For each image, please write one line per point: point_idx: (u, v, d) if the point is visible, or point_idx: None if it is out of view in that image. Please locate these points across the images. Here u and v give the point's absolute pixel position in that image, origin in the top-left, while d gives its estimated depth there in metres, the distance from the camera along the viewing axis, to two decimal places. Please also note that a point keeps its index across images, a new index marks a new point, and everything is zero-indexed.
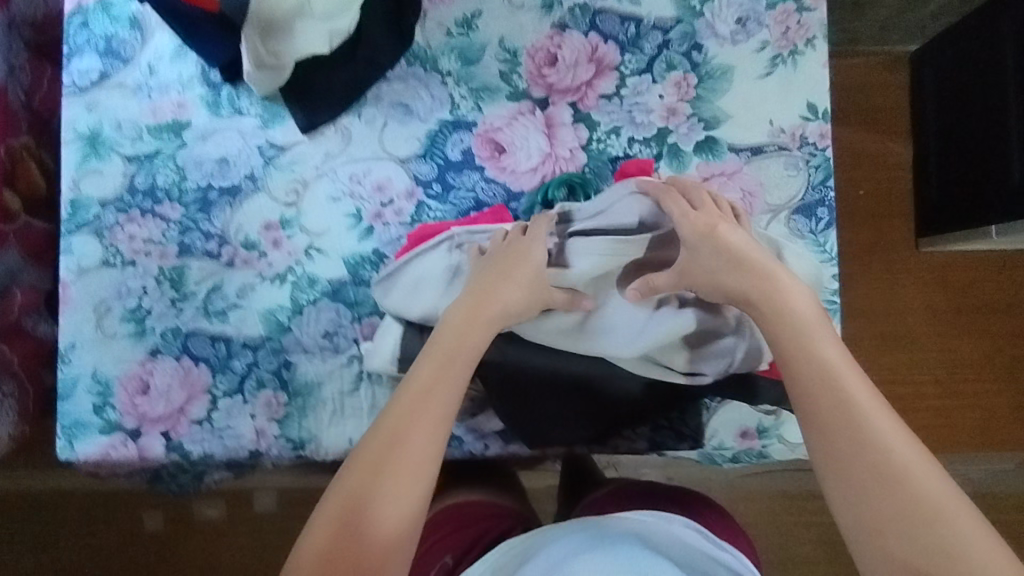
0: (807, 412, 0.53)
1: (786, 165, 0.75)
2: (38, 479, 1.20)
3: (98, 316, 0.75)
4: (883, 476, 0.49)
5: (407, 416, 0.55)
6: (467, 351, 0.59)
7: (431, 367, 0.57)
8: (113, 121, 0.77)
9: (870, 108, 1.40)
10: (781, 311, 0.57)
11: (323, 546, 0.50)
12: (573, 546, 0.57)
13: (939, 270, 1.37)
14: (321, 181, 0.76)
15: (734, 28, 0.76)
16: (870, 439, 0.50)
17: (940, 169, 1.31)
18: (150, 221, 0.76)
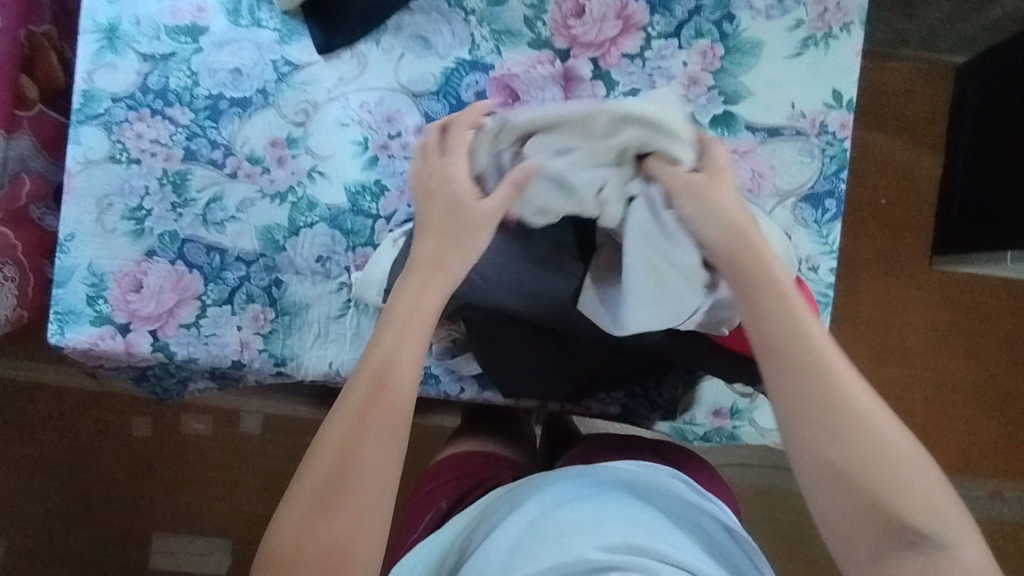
0: (793, 397, 0.49)
1: (801, 151, 0.73)
2: (34, 369, 1.24)
3: (100, 210, 0.76)
4: (865, 459, 0.47)
5: (374, 382, 0.52)
6: (427, 313, 0.55)
7: (391, 332, 0.54)
8: (132, 16, 0.76)
9: (903, 114, 1.36)
10: (774, 286, 0.52)
11: (301, 523, 0.49)
12: (556, 502, 0.56)
13: (947, 289, 1.36)
14: (331, 105, 0.76)
15: (770, 2, 0.73)
16: (860, 419, 0.48)
17: (966, 184, 1.29)
18: (158, 122, 0.76)
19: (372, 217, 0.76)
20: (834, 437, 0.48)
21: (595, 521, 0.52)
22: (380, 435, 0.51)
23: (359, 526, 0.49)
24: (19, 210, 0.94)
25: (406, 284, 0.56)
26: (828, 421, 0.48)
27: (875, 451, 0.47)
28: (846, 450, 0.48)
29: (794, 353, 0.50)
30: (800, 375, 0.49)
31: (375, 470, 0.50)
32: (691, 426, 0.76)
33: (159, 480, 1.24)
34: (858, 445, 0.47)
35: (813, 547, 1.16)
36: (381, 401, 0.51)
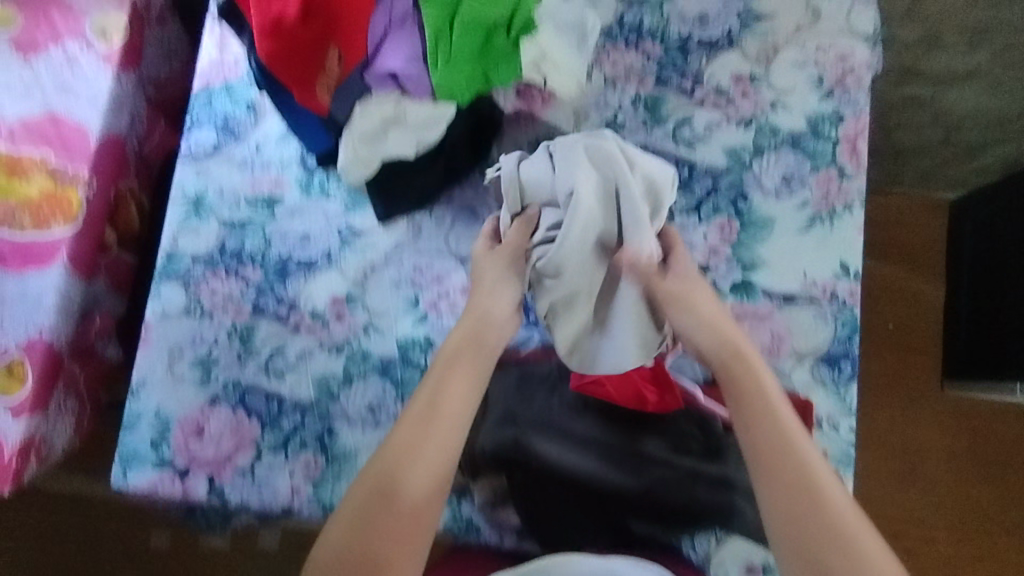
0: (770, 486, 0.62)
1: (815, 316, 0.80)
2: (70, 487, 1.26)
3: (171, 359, 0.83)
4: (801, 505, 0.60)
5: (411, 433, 0.65)
6: (477, 356, 0.70)
7: (439, 378, 0.68)
8: (217, 188, 0.87)
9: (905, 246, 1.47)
10: (755, 381, 0.67)
11: (349, 523, 0.61)
12: None
13: (957, 414, 1.42)
14: (388, 267, 0.84)
15: (779, 185, 0.83)
16: (805, 473, 0.61)
17: (973, 311, 1.35)
18: (231, 280, 0.85)
19: (420, 368, 0.82)
20: (778, 483, 0.61)
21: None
22: (416, 474, 0.63)
23: (394, 546, 0.61)
24: (88, 344, 1.01)
25: (446, 347, 0.70)
26: (775, 474, 0.62)
27: (814, 498, 0.60)
28: (786, 494, 0.61)
29: (761, 418, 0.64)
30: (763, 436, 0.64)
31: (408, 505, 0.62)
32: None
33: None
34: (795, 493, 0.60)
35: None
36: (421, 451, 0.64)
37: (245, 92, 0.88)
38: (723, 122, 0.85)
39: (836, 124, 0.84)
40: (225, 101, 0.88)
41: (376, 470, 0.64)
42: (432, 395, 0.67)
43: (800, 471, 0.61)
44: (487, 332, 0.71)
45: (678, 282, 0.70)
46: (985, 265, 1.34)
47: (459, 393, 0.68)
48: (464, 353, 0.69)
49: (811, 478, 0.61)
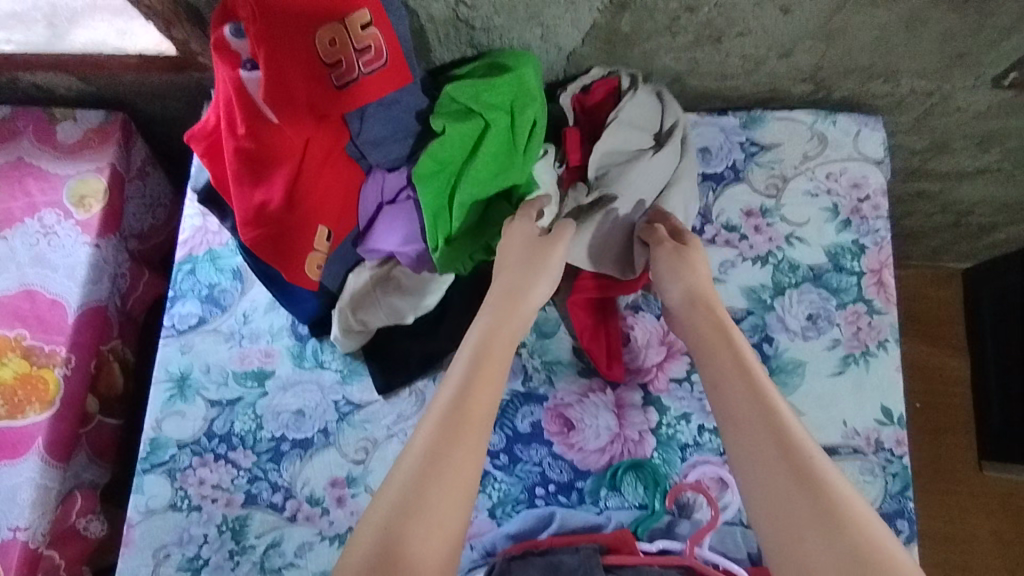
0: (762, 474, 0.51)
1: (861, 470, 0.73)
2: None
3: (156, 562, 0.75)
4: (802, 511, 0.48)
5: (429, 464, 0.53)
6: (501, 357, 0.62)
7: (458, 386, 0.58)
8: (203, 364, 0.81)
9: (929, 321, 1.43)
10: (743, 367, 0.59)
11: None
12: None
13: (1004, 498, 1.33)
14: (391, 441, 0.78)
15: (805, 324, 0.78)
16: (809, 476, 0.50)
17: (1003, 391, 1.30)
18: (221, 466, 0.78)
19: None
20: (772, 486, 0.50)
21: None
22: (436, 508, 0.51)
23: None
24: (68, 527, 0.93)
25: (464, 365, 0.61)
26: (770, 474, 0.51)
27: (824, 506, 0.48)
28: (786, 502, 0.49)
29: (751, 415, 0.55)
30: (752, 434, 0.54)
31: (427, 562, 0.48)
32: None
33: None
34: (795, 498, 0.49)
35: None
36: (432, 485, 0.52)
37: (231, 259, 0.85)
38: (738, 259, 0.81)
39: (858, 256, 0.80)
40: (210, 269, 0.84)
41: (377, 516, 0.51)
42: (455, 406, 0.56)
43: (801, 471, 0.50)
44: (506, 340, 0.63)
45: (676, 255, 0.69)
46: (1004, 342, 1.31)
47: (483, 413, 0.57)
48: (486, 363, 0.60)
49: (820, 487, 0.49)
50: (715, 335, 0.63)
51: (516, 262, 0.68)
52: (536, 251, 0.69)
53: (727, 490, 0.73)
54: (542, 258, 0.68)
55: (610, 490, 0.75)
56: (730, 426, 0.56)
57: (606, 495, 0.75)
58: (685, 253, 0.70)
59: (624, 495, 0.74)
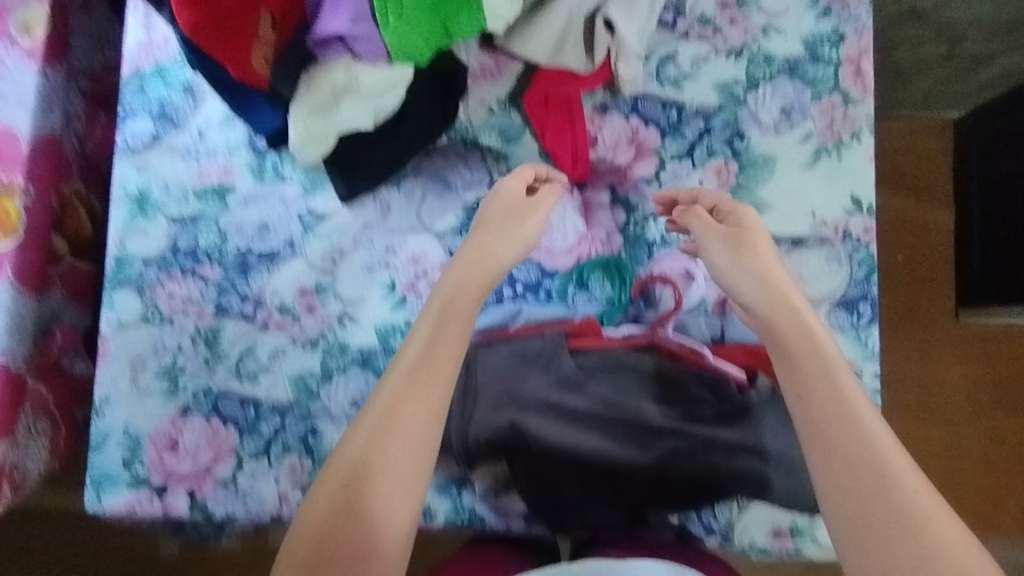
0: (813, 421, 0.56)
1: (827, 258, 0.74)
2: (76, 503, 1.26)
3: (133, 371, 0.77)
4: (893, 534, 0.51)
5: (381, 428, 0.57)
6: (462, 316, 0.63)
7: (420, 348, 0.61)
8: (161, 182, 0.78)
9: (914, 176, 1.27)
10: (795, 315, 0.60)
11: (319, 520, 0.54)
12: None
13: (980, 343, 1.25)
14: (358, 251, 0.77)
15: (778, 118, 0.75)
16: (897, 498, 0.52)
17: (984, 243, 1.19)
18: (189, 281, 0.78)
19: None
20: (849, 486, 0.53)
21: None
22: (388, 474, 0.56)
23: (366, 552, 0.53)
24: (53, 360, 0.96)
25: (424, 324, 0.62)
26: (856, 497, 0.53)
27: (880, 485, 0.53)
28: (846, 481, 0.53)
29: (837, 426, 0.55)
30: (839, 448, 0.55)
31: (382, 505, 0.55)
32: (751, 550, 0.72)
33: None
34: (885, 518, 0.51)
35: None
36: (390, 444, 0.57)
37: (179, 73, 0.79)
38: (711, 54, 0.76)
39: (836, 45, 0.76)
40: (159, 85, 0.79)
41: (335, 475, 0.56)
42: (416, 368, 0.60)
43: (891, 491, 0.52)
44: (473, 298, 0.64)
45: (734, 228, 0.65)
46: (993, 192, 1.17)
47: (442, 377, 0.60)
48: (448, 327, 0.62)
49: (875, 451, 0.54)
50: (789, 322, 0.60)
51: (496, 220, 0.67)
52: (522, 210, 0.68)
53: (693, 283, 0.73)
54: (521, 220, 0.67)
55: (578, 289, 0.75)
56: (784, 374, 0.59)
57: (574, 294, 0.75)
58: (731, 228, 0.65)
59: (591, 292, 0.75)
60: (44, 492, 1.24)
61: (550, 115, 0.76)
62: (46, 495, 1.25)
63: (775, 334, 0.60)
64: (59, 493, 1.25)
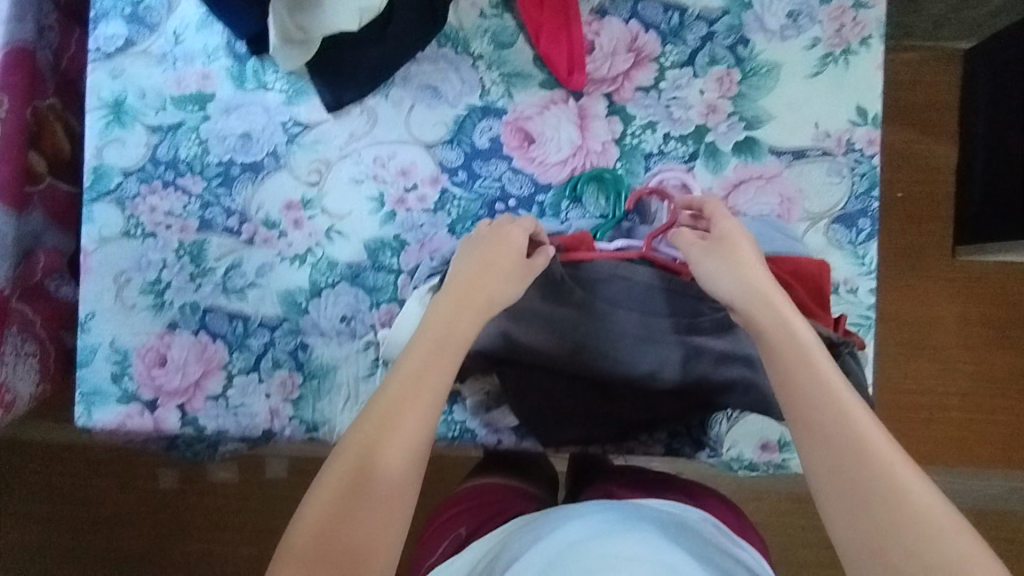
0: (791, 409, 0.48)
1: (828, 172, 0.71)
2: (75, 432, 1.28)
3: (118, 286, 0.75)
4: (892, 527, 0.41)
5: (397, 417, 0.50)
6: (458, 338, 0.56)
7: (425, 351, 0.54)
8: (137, 89, 0.75)
9: (918, 110, 1.23)
10: (764, 297, 0.54)
11: (319, 526, 0.46)
12: (593, 528, 0.58)
13: (974, 282, 1.23)
14: (344, 163, 0.75)
15: (784, 22, 0.72)
16: (893, 486, 0.42)
17: (986, 176, 1.16)
18: (171, 194, 0.75)
19: (393, 272, 0.74)
20: (827, 478, 0.45)
21: (623, 549, 0.53)
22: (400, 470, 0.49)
23: (367, 555, 0.46)
24: (37, 283, 0.94)
25: (444, 306, 0.58)
26: (848, 488, 0.44)
27: (867, 473, 0.43)
28: (829, 473, 0.45)
29: (820, 413, 0.47)
30: (826, 438, 0.46)
31: (382, 507, 0.47)
32: (739, 463, 0.73)
33: (195, 530, 1.28)
34: (879, 511, 0.42)
35: None
36: (392, 447, 0.49)
37: None
38: None
39: None
40: None
41: (347, 466, 0.48)
42: (418, 370, 0.53)
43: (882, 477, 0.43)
44: (467, 326, 0.57)
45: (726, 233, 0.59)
46: (998, 125, 1.14)
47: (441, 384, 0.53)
48: (449, 343, 0.55)
49: (859, 439, 0.45)
50: (768, 318, 0.53)
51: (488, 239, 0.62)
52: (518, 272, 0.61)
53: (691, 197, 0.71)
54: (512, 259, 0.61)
55: (572, 203, 0.73)
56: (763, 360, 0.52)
57: (568, 207, 0.73)
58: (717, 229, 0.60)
59: (585, 206, 0.73)
60: (44, 420, 1.26)
61: (544, 21, 0.72)
62: (46, 423, 1.27)
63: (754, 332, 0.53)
64: (60, 422, 1.27)
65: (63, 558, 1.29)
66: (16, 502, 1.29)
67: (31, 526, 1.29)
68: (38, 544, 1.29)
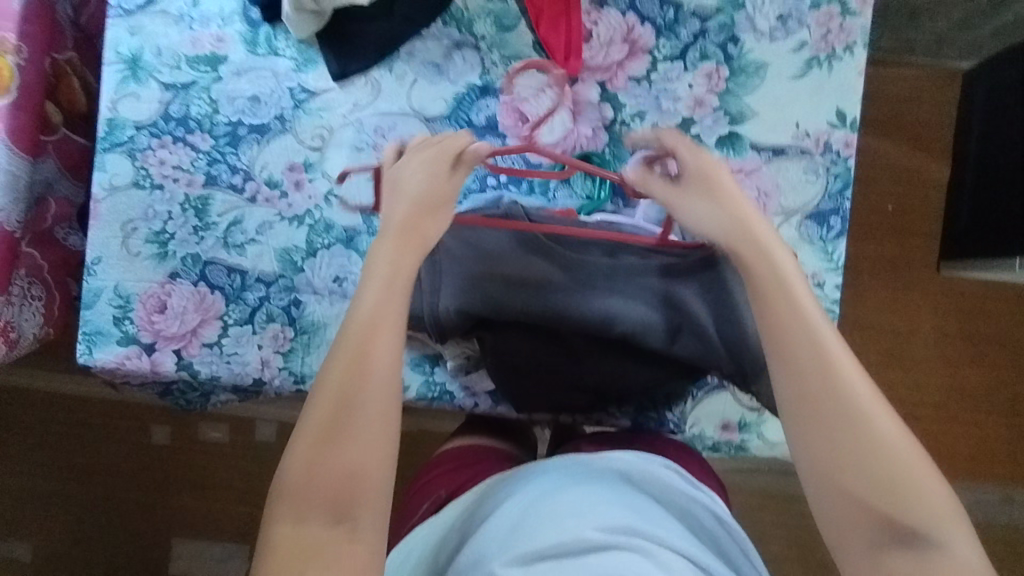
0: (782, 352, 0.54)
1: (805, 169, 0.75)
2: (72, 383, 1.32)
3: (125, 234, 0.79)
4: (838, 440, 0.51)
5: (359, 355, 0.56)
6: (406, 276, 0.60)
7: (376, 292, 0.58)
8: (155, 47, 0.79)
9: (912, 125, 1.26)
10: (752, 237, 0.58)
11: (305, 461, 0.53)
12: (561, 480, 0.64)
13: (955, 295, 1.26)
14: (347, 130, 0.78)
15: (774, 25, 0.75)
16: (859, 426, 0.51)
17: (974, 193, 1.19)
18: (180, 149, 0.79)
19: None
20: (807, 418, 0.52)
21: (592, 498, 0.59)
22: (367, 401, 0.55)
23: (352, 479, 0.53)
24: (47, 230, 0.98)
25: (385, 247, 0.61)
26: (809, 408, 0.52)
27: (851, 423, 0.51)
28: (811, 423, 0.52)
29: (799, 359, 0.54)
30: (804, 382, 0.53)
31: (363, 434, 0.54)
32: (701, 442, 0.76)
33: (184, 484, 1.32)
34: (844, 443, 0.51)
35: (814, 550, 1.20)
36: (360, 384, 0.55)
37: None
38: None
39: None
40: None
41: (325, 399, 0.55)
42: (373, 314, 0.57)
43: (857, 421, 0.51)
44: (410, 257, 0.60)
45: (698, 173, 0.61)
46: (988, 145, 1.16)
47: (395, 317, 0.58)
48: (399, 278, 0.59)
49: (841, 387, 0.52)
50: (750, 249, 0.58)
51: (414, 177, 0.62)
52: (433, 204, 0.62)
53: None
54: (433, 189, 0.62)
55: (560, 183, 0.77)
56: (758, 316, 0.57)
57: (556, 188, 0.77)
58: (700, 171, 0.61)
59: (573, 187, 0.76)
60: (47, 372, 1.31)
61: (538, 19, 0.75)
62: (47, 374, 1.32)
63: (743, 268, 0.58)
64: (60, 374, 1.32)
65: (51, 504, 1.34)
66: (10, 446, 1.34)
67: (24, 469, 1.34)
68: (30, 489, 1.34)
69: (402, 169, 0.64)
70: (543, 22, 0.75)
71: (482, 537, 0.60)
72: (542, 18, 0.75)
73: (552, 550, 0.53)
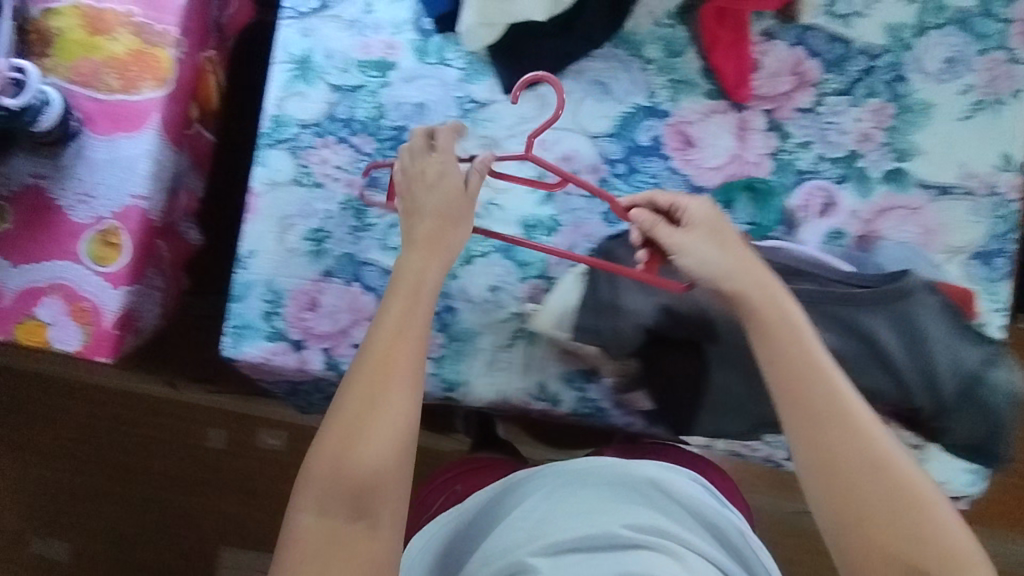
0: (800, 401, 0.56)
1: (971, 210, 0.75)
2: (149, 382, 1.30)
3: (282, 230, 0.79)
4: (862, 490, 0.52)
5: (383, 363, 0.56)
6: (428, 287, 0.60)
7: (390, 310, 0.60)
8: (325, 50, 0.81)
9: None
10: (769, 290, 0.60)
11: (325, 475, 0.53)
12: (590, 482, 0.67)
13: None
14: (512, 142, 0.79)
15: (941, 67, 0.77)
16: (880, 474, 0.52)
17: None
18: (343, 150, 0.80)
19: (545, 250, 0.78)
20: (836, 465, 0.54)
21: (617, 503, 0.63)
22: (382, 417, 0.54)
23: (371, 491, 0.53)
24: (173, 223, 0.96)
25: (411, 258, 0.61)
26: (831, 468, 0.54)
27: (876, 473, 0.52)
28: (836, 471, 0.53)
29: (816, 408, 0.55)
30: (828, 431, 0.54)
31: (377, 451, 0.53)
32: None
33: (251, 493, 1.29)
34: (869, 492, 0.52)
35: None
36: (376, 403, 0.55)
37: None
38: None
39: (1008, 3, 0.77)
40: None
41: (339, 415, 0.55)
42: (384, 332, 0.58)
43: (878, 471, 0.52)
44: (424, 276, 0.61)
45: (711, 226, 0.63)
46: None
47: (413, 336, 0.58)
48: (406, 293, 0.60)
49: (863, 437, 0.54)
50: (761, 295, 0.60)
51: (430, 193, 0.62)
52: (454, 215, 0.62)
53: (827, 213, 0.76)
54: (456, 212, 0.62)
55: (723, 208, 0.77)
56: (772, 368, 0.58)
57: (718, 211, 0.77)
58: (715, 226, 0.63)
59: (735, 213, 0.77)
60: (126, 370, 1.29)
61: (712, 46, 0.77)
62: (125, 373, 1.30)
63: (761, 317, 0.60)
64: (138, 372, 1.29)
65: (113, 503, 1.30)
66: (78, 441, 1.31)
67: (78, 466, 1.31)
68: (93, 486, 1.31)
69: (416, 185, 0.63)
70: (717, 48, 0.77)
71: (511, 526, 0.64)
72: (717, 45, 0.77)
73: (578, 545, 0.58)
